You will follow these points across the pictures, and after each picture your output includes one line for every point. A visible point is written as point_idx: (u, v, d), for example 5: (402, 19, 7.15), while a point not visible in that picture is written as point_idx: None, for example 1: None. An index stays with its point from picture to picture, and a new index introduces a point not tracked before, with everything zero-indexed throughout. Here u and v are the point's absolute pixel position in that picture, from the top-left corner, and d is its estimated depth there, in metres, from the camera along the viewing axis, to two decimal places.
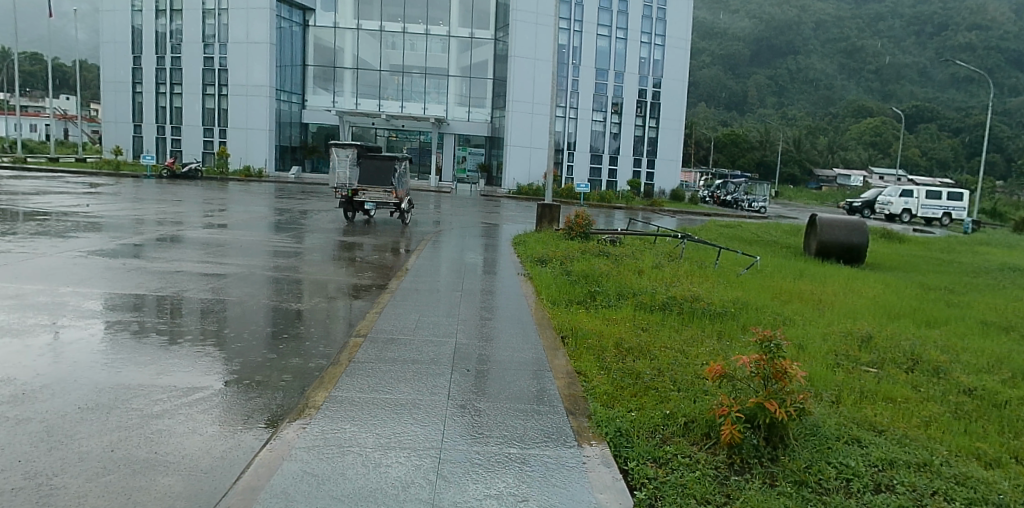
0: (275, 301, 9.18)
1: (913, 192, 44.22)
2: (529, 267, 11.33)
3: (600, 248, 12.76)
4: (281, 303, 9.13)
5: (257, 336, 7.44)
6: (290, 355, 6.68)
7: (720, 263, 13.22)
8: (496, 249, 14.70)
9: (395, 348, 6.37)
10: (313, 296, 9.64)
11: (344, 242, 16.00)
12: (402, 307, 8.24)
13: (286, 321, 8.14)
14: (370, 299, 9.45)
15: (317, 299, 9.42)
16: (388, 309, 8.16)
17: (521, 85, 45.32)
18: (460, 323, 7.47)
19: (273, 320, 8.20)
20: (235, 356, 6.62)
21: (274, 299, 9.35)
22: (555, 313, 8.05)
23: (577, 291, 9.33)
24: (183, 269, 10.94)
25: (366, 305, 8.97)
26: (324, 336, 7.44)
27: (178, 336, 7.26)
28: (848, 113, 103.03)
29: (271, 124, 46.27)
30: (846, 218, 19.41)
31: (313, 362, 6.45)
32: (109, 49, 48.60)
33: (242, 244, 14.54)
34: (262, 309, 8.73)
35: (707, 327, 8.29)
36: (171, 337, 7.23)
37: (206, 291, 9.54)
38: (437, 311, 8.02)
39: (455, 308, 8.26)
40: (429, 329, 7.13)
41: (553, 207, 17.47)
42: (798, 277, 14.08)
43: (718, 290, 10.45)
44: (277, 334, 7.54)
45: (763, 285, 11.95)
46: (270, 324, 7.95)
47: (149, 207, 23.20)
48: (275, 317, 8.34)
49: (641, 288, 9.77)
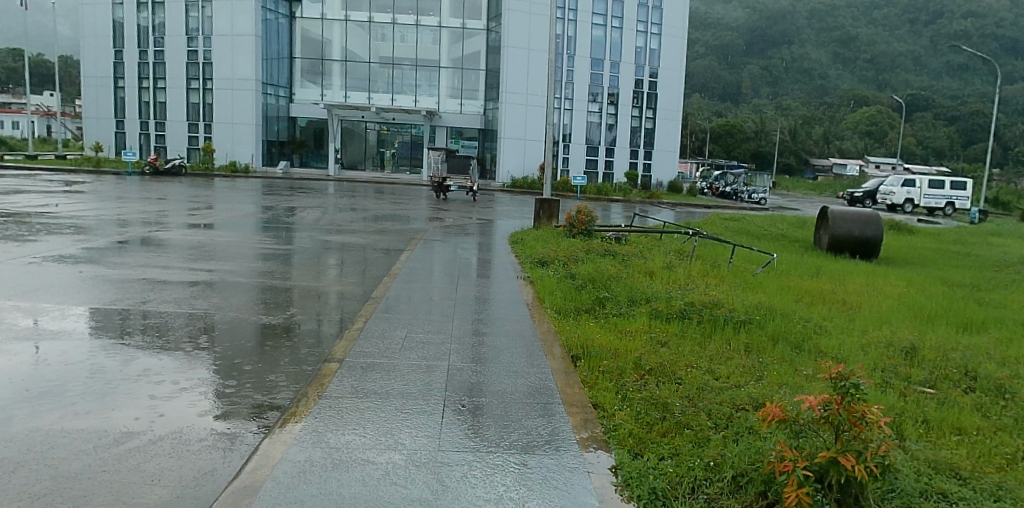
0: (249, 312, 8.17)
1: (915, 181, 43.27)
2: (529, 269, 10.37)
3: (605, 247, 11.77)
4: (255, 314, 8.12)
5: (221, 356, 6.41)
6: (251, 382, 5.65)
7: (734, 261, 12.31)
8: (492, 248, 13.69)
9: (378, 378, 5.35)
10: (293, 305, 8.64)
11: (330, 242, 15.01)
12: (388, 321, 7.24)
13: (255, 337, 7.10)
14: (358, 307, 8.45)
15: (295, 310, 8.39)
16: (372, 323, 7.17)
17: (515, 76, 44.25)
18: (456, 340, 6.47)
19: (240, 335, 7.16)
20: (189, 383, 5.61)
21: (248, 310, 8.32)
22: (563, 326, 7.08)
23: (584, 298, 8.38)
24: (146, 276, 9.89)
25: (350, 315, 7.97)
26: (296, 356, 6.39)
27: (126, 358, 6.23)
28: (842, 102, 102.53)
29: (258, 118, 44.94)
30: (858, 210, 18.54)
31: (282, 390, 5.44)
32: (91, 43, 47.29)
33: (218, 245, 13.51)
34: (231, 322, 7.71)
35: (732, 338, 7.38)
36: (114, 359, 6.18)
37: (173, 301, 8.55)
38: (427, 326, 7.00)
39: (450, 321, 7.24)
40: (420, 350, 6.12)
41: (551, 202, 16.44)
42: (815, 275, 13.20)
43: (737, 293, 9.52)
44: (244, 353, 6.50)
45: (782, 286, 11.04)
46: (235, 342, 6.88)
47: (128, 206, 22.18)
48: (245, 332, 7.32)
49: (653, 292, 8.84)
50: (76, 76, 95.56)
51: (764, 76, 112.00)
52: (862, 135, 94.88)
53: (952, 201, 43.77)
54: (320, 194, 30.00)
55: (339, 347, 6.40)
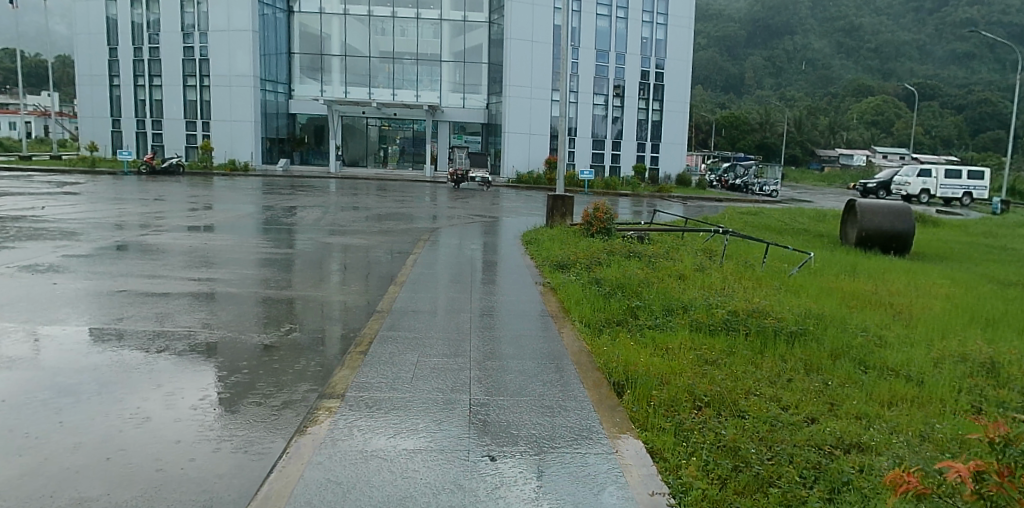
0: (237, 329, 7.22)
1: (931, 171, 42.26)
2: (549, 274, 9.47)
3: (627, 247, 10.87)
4: (246, 332, 7.15)
5: (202, 384, 5.46)
6: (234, 421, 4.70)
7: (766, 260, 11.40)
8: (503, 249, 12.78)
9: (386, 421, 4.38)
10: (290, 319, 7.72)
11: (331, 245, 14.07)
12: (394, 343, 6.27)
13: (240, 361, 6.14)
14: (362, 321, 7.51)
15: (291, 325, 7.46)
16: (376, 345, 6.24)
17: (519, 69, 43.17)
18: (474, 367, 5.54)
19: (225, 359, 6.19)
20: (160, 423, 4.66)
21: (240, 325, 7.39)
22: (596, 344, 6.22)
23: (614, 307, 7.50)
24: (127, 286, 8.99)
25: (353, 333, 7.04)
26: (285, 388, 5.42)
27: (85, 391, 5.26)
28: (848, 92, 101.45)
29: (257, 116, 44.06)
30: (889, 202, 17.56)
31: (268, 434, 4.49)
32: (85, 42, 46.50)
33: (210, 250, 12.60)
34: (218, 341, 6.78)
35: (787, 355, 6.54)
36: (69, 392, 5.23)
37: (154, 317, 7.60)
38: (439, 349, 6.05)
39: (464, 341, 6.32)
40: (434, 381, 5.17)
41: (565, 199, 15.47)
42: (853, 276, 12.32)
43: (781, 299, 8.62)
44: (225, 381, 5.55)
45: (823, 289, 10.14)
46: (219, 367, 5.92)
47: (120, 207, 21.38)
48: (231, 353, 6.36)
49: (691, 298, 7.98)
50: (71, 77, 94.90)
51: (767, 66, 110.91)
52: (868, 125, 93.95)
53: (968, 191, 42.86)
54: (321, 193, 29.21)
55: (338, 375, 5.44)
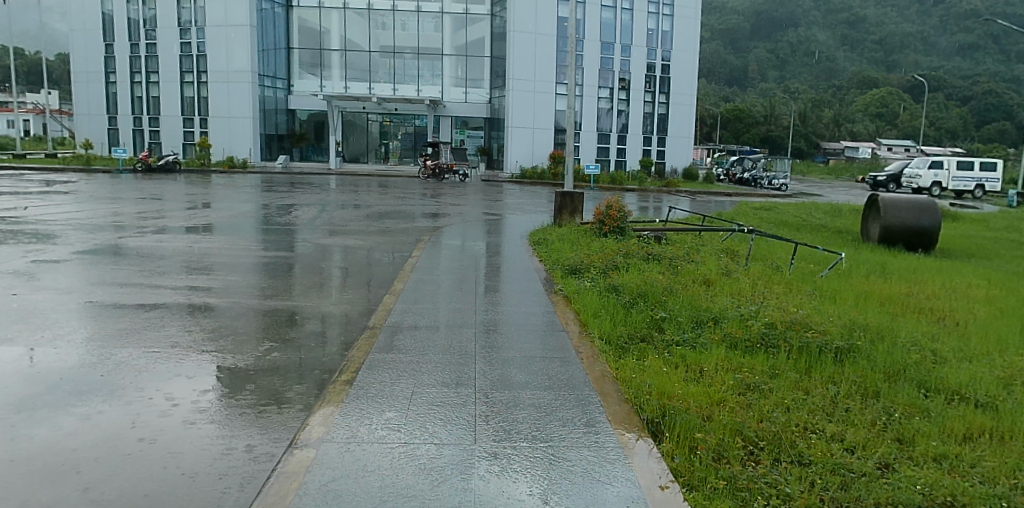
0: (210, 351, 6.34)
1: (943, 163, 41.13)
2: (560, 280, 8.67)
3: (643, 248, 10.05)
4: (229, 351, 6.35)
5: (151, 435, 4.55)
6: (178, 487, 3.82)
7: (795, 262, 10.57)
8: (510, 250, 11.95)
9: (360, 488, 3.48)
10: (275, 337, 6.84)
11: (329, 247, 13.23)
12: (385, 371, 5.40)
13: (206, 397, 5.24)
14: (353, 340, 6.64)
15: (273, 344, 6.59)
16: (366, 374, 5.35)
17: (522, 62, 42.23)
18: (480, 402, 4.69)
19: (191, 394, 5.30)
20: (97, 489, 3.83)
21: (216, 346, 6.51)
22: (622, 367, 5.41)
23: (638, 319, 6.71)
24: (103, 296, 8.24)
25: (341, 355, 6.18)
26: (252, 438, 4.53)
27: (19, 442, 4.41)
28: (852, 84, 100.47)
29: (255, 112, 43.21)
30: (911, 197, 16.78)
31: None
32: (81, 38, 45.86)
33: (198, 253, 11.80)
34: (198, 365, 5.99)
35: (836, 377, 5.75)
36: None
37: (128, 334, 6.80)
38: (435, 379, 5.17)
39: (466, 368, 5.45)
40: (428, 426, 4.27)
41: (574, 195, 14.63)
42: (884, 276, 11.54)
43: (818, 307, 7.81)
44: (180, 429, 4.66)
45: (859, 293, 9.31)
46: (181, 408, 5.03)
47: (112, 206, 20.70)
48: (199, 387, 5.46)
49: (721, 307, 7.18)
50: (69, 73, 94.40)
51: (771, 59, 110.01)
52: (873, 117, 92.90)
53: (982, 183, 41.82)
54: (321, 190, 28.46)
55: (313, 417, 4.56)
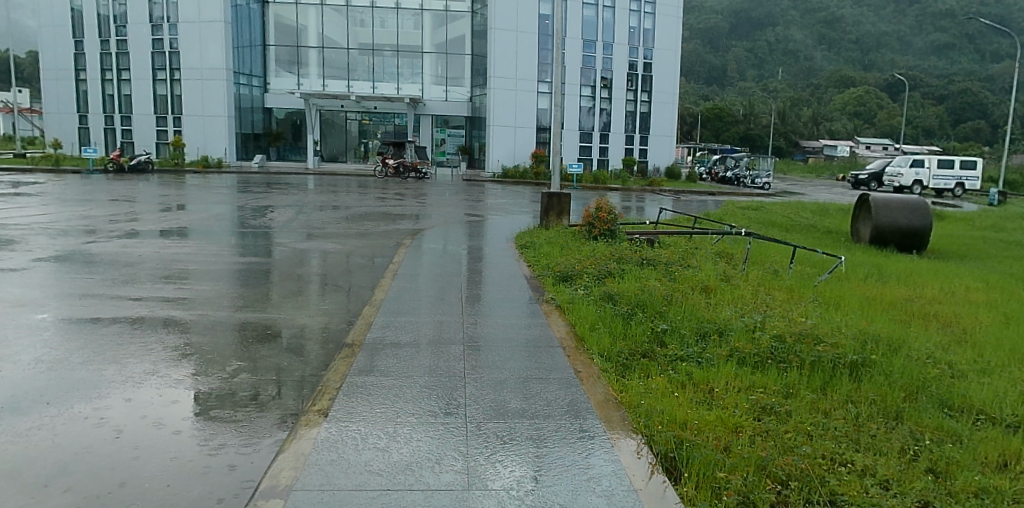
0: (169, 371, 5.71)
1: (924, 161, 41.22)
2: (551, 288, 8.20)
3: (636, 252, 9.59)
4: (196, 369, 5.82)
5: (94, 472, 4.01)
6: None
7: (793, 267, 10.17)
8: (495, 254, 11.47)
9: None
10: (243, 353, 6.23)
11: (305, 251, 12.60)
12: (365, 399, 4.81)
13: (163, 427, 4.66)
14: (329, 360, 6.04)
15: (243, 364, 5.97)
16: (345, 400, 4.80)
17: (503, 60, 41.69)
18: (473, 436, 4.19)
19: (144, 425, 4.67)
20: None
21: (175, 365, 5.87)
22: (627, 390, 4.94)
23: (638, 333, 6.24)
24: (61, 307, 7.67)
25: (317, 378, 5.59)
26: (211, 474, 4.02)
27: None
28: (830, 83, 101.20)
29: (231, 110, 42.27)
30: (902, 197, 16.49)
31: None
32: (50, 35, 44.68)
33: (169, 258, 11.22)
34: (162, 384, 5.46)
35: (854, 396, 5.34)
36: None
37: (87, 349, 6.25)
38: (419, 409, 4.62)
39: (454, 395, 4.91)
40: (413, 468, 3.79)
41: (561, 196, 14.17)
42: (882, 279, 11.20)
43: (824, 317, 7.38)
44: (131, 463, 4.13)
45: (861, 300, 8.89)
46: (128, 440, 4.41)
47: (79, 208, 19.94)
48: (150, 418, 4.81)
49: (724, 318, 6.74)
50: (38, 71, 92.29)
51: (750, 58, 110.50)
52: (851, 116, 93.58)
53: (961, 181, 41.98)
54: (299, 191, 27.77)
55: (283, 456, 4.03)
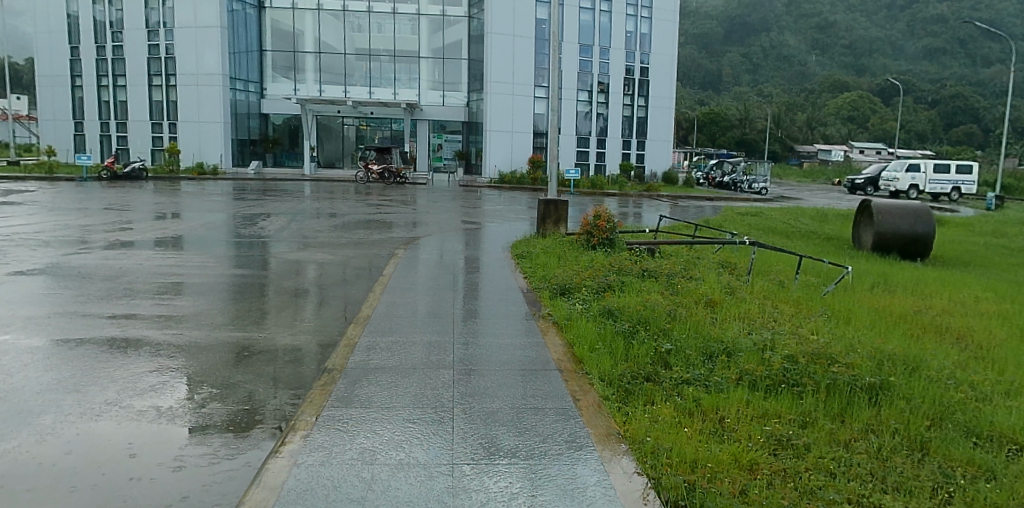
0: (134, 399, 5.19)
1: (920, 166, 40.78)
2: (548, 302, 7.81)
3: (636, 263, 9.19)
4: (173, 392, 5.39)
5: None
6: None
7: (798, 278, 9.80)
8: (490, 264, 11.07)
9: None
10: (215, 379, 5.70)
11: (298, 262, 12.16)
12: (340, 434, 4.27)
13: (127, 469, 4.21)
14: (308, 385, 5.52)
15: (213, 390, 5.45)
16: (318, 436, 4.25)
17: (500, 64, 41.35)
18: (462, 480, 3.77)
19: (106, 465, 4.24)
20: None
21: (141, 391, 5.34)
22: (634, 421, 4.54)
23: (641, 353, 5.84)
24: (39, 324, 7.25)
25: (292, 409, 5.07)
26: None
27: None
28: (825, 88, 101.27)
29: (226, 116, 41.81)
30: (906, 203, 16.11)
31: None
32: (44, 40, 44.27)
33: (158, 271, 10.81)
34: (133, 411, 5.03)
35: (874, 425, 4.95)
36: None
37: (61, 367, 5.83)
38: (398, 449, 4.08)
39: (439, 429, 4.39)
40: None
41: (559, 203, 13.76)
42: (889, 289, 10.83)
43: (836, 333, 6.99)
44: None
45: (870, 312, 8.52)
46: (86, 486, 3.97)
47: (68, 217, 19.48)
48: (110, 458, 4.34)
49: (732, 335, 6.37)
50: (28, 77, 91.39)
51: (745, 63, 110.51)
52: (845, 120, 93.59)
53: (958, 186, 41.59)
54: (293, 198, 27.37)
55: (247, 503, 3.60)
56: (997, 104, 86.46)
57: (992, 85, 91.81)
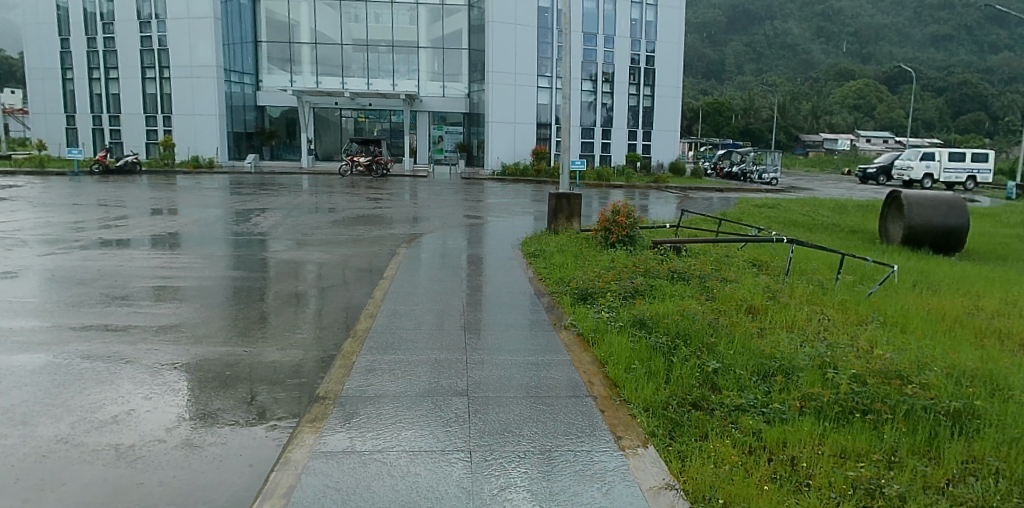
0: (88, 436, 4.34)
1: (935, 153, 39.78)
2: (570, 309, 7.00)
3: (664, 264, 8.34)
4: (138, 424, 4.54)
5: None
6: None
7: (841, 280, 8.93)
8: (500, 263, 10.25)
9: None
10: (190, 405, 4.85)
11: (295, 262, 11.38)
12: (327, 498, 3.39)
13: None
14: (297, 414, 4.66)
15: (184, 421, 4.59)
16: (303, 500, 3.38)
17: (501, 54, 40.40)
18: None
19: None
20: None
21: (99, 425, 4.51)
22: (693, 469, 3.72)
23: (685, 375, 5.01)
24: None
25: (275, 446, 4.20)
26: None
27: None
28: (829, 76, 100.00)
29: (222, 108, 41.02)
30: (939, 194, 15.23)
31: None
32: (34, 33, 43.38)
33: (140, 274, 9.98)
34: (86, 447, 4.20)
35: (970, 463, 4.13)
36: None
37: (12, 394, 5.01)
38: None
39: (452, 483, 3.53)
40: None
41: (571, 197, 12.97)
42: (936, 289, 9.95)
43: (897, 345, 6.14)
44: None
45: (925, 317, 7.65)
46: None
47: (50, 214, 18.58)
48: None
49: (786, 351, 5.54)
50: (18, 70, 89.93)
51: (748, 52, 109.11)
52: (851, 109, 92.32)
53: (973, 174, 40.56)
54: (290, 192, 26.56)
55: None
56: (1004, 92, 85.30)
57: (998, 72, 90.54)
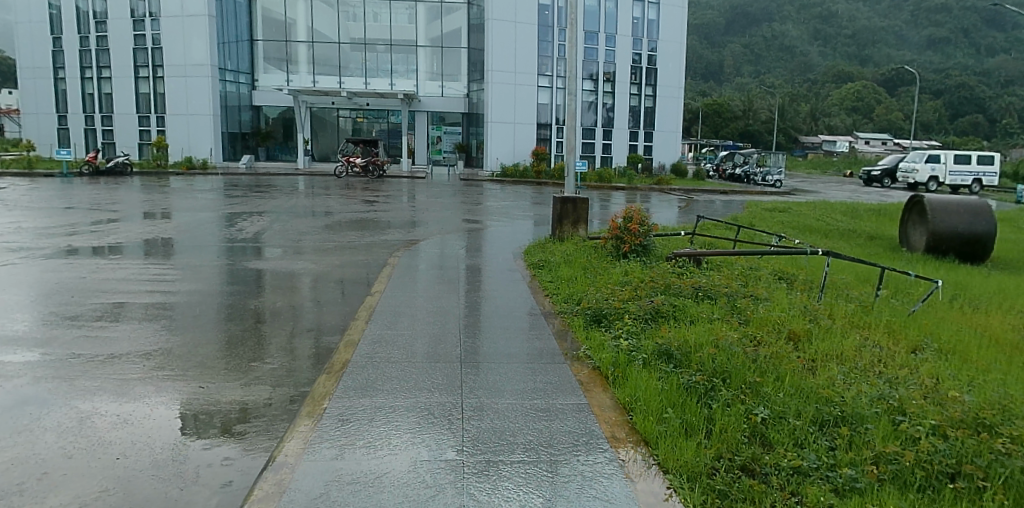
0: None
1: (941, 156, 38.89)
2: (584, 335, 6.08)
3: (686, 280, 7.41)
4: (50, 497, 3.61)
5: None
6: None
7: (883, 297, 7.95)
8: (501, 275, 9.35)
9: None
10: (119, 467, 3.91)
11: (281, 272, 10.48)
12: None
13: None
14: (245, 483, 3.75)
15: (105, 492, 3.66)
16: None
17: (501, 52, 39.48)
18: None
19: None
20: None
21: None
22: None
23: (729, 427, 4.09)
24: None
25: None
26: None
27: None
28: (828, 78, 99.33)
29: (216, 108, 40.06)
30: (962, 199, 14.35)
31: None
32: (25, 31, 42.36)
33: (108, 288, 9.03)
34: None
35: None
36: None
37: None
38: None
39: None
40: None
41: (577, 202, 12.07)
42: (982, 306, 8.97)
43: (969, 383, 5.18)
44: None
45: (985, 343, 6.66)
46: None
47: (25, 217, 17.58)
48: None
49: (846, 392, 4.64)
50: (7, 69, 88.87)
51: (747, 54, 108.43)
52: (850, 111, 91.66)
53: (979, 177, 39.52)
54: (282, 194, 25.67)
55: None
56: (1003, 94, 84.71)
57: (998, 74, 89.92)
